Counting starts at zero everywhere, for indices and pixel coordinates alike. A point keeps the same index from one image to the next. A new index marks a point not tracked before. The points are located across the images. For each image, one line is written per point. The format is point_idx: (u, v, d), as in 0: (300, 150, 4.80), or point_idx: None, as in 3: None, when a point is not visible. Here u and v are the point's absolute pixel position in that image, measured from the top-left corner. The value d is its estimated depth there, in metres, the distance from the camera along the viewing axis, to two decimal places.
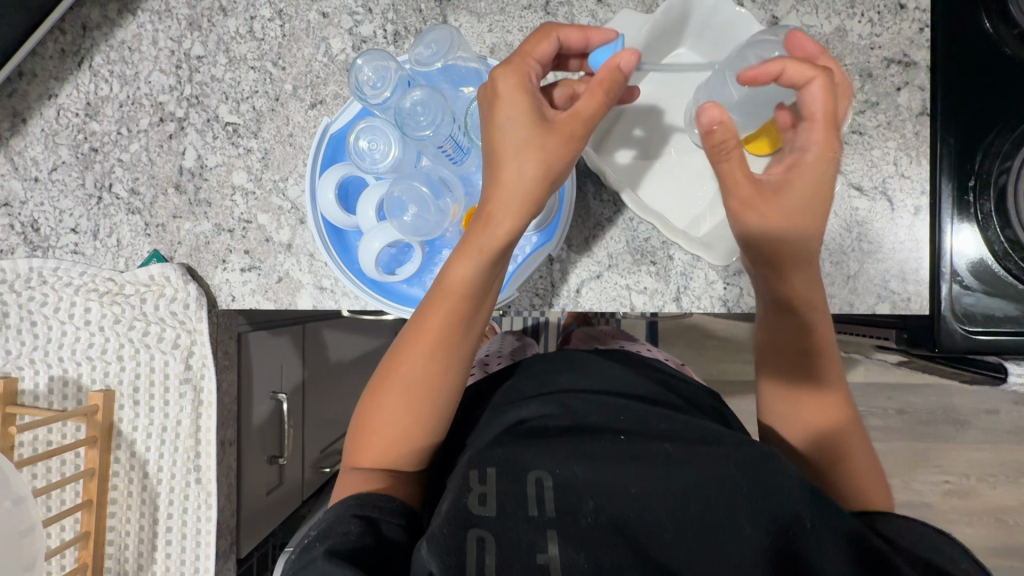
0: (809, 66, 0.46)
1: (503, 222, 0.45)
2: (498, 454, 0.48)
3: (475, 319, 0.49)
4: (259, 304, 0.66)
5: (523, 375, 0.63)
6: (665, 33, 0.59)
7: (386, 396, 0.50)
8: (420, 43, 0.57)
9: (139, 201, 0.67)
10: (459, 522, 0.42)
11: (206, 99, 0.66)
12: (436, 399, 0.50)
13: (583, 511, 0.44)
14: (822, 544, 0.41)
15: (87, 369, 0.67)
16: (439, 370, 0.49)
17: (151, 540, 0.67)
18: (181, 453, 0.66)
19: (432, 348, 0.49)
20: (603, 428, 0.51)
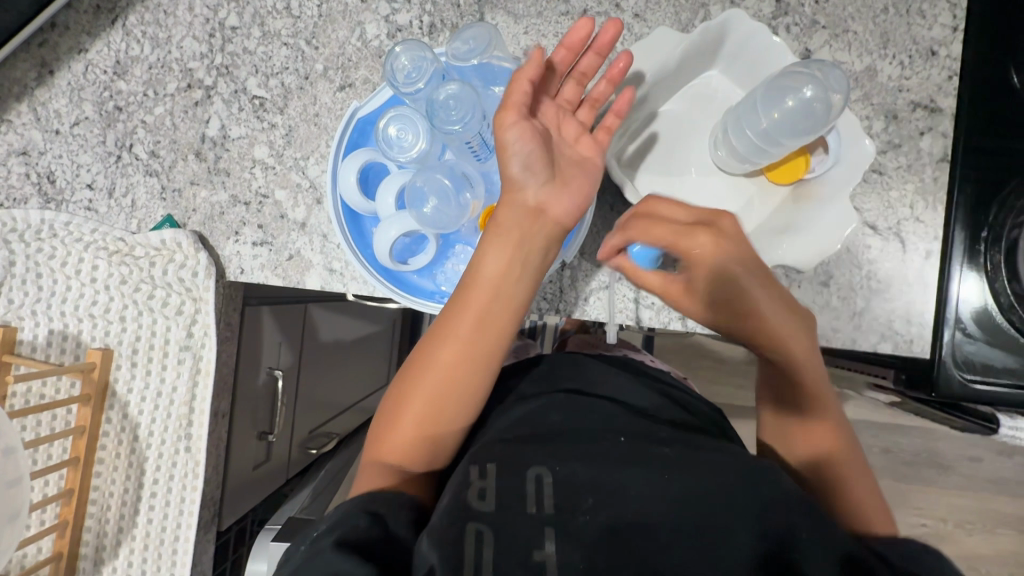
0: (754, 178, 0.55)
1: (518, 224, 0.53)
2: (499, 453, 0.50)
3: (504, 319, 0.53)
4: (267, 280, 0.66)
5: (530, 378, 0.64)
6: (699, 56, 0.59)
7: (414, 385, 0.53)
8: (457, 38, 0.57)
9: (158, 164, 0.67)
10: (459, 517, 0.44)
11: (235, 70, 0.66)
12: (464, 393, 0.52)
13: (582, 509, 0.44)
14: (820, 556, 0.40)
15: (88, 327, 0.67)
16: (470, 364, 0.52)
17: (135, 503, 0.67)
18: (174, 419, 0.66)
19: (466, 341, 0.52)
20: (603, 430, 0.52)
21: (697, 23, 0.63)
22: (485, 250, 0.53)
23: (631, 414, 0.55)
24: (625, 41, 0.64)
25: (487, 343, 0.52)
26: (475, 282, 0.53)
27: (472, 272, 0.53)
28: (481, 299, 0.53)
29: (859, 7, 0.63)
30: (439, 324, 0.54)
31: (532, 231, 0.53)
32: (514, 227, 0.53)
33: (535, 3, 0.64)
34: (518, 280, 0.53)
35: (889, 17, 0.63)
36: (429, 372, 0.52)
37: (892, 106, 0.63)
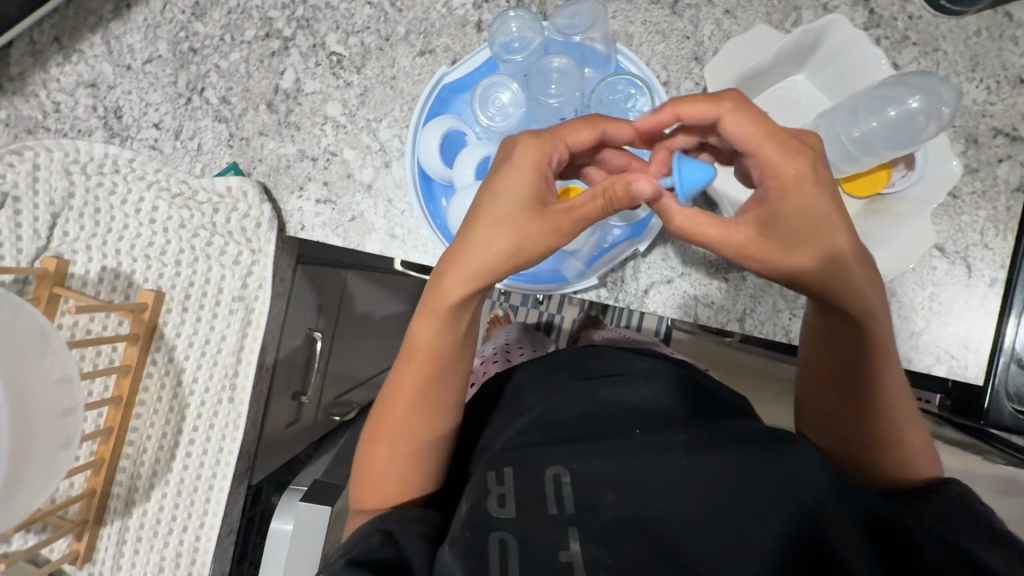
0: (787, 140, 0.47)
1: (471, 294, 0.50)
2: (515, 455, 0.49)
3: (452, 374, 0.53)
4: (327, 239, 0.65)
5: (558, 367, 0.61)
6: (792, 59, 0.58)
7: (381, 441, 0.53)
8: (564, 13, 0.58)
9: (228, 110, 0.66)
10: (480, 527, 0.44)
11: (316, 24, 0.65)
12: (430, 441, 0.54)
13: (603, 506, 0.43)
14: (853, 547, 0.37)
15: (141, 268, 0.68)
16: (428, 419, 0.53)
17: (173, 444, 0.67)
18: (220, 368, 0.66)
19: (415, 399, 0.53)
20: (621, 421, 0.50)
21: (788, 26, 0.63)
22: (428, 323, 0.51)
23: (649, 398, 0.53)
24: (712, 36, 0.63)
25: (437, 401, 0.53)
26: (417, 350, 0.52)
27: (412, 342, 0.52)
28: (426, 365, 0.52)
29: (952, 27, 0.62)
30: (392, 401, 0.53)
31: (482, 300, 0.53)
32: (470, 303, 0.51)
33: None
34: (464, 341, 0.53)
35: (981, 40, 0.62)
36: (392, 433, 0.53)
37: (973, 130, 0.62)
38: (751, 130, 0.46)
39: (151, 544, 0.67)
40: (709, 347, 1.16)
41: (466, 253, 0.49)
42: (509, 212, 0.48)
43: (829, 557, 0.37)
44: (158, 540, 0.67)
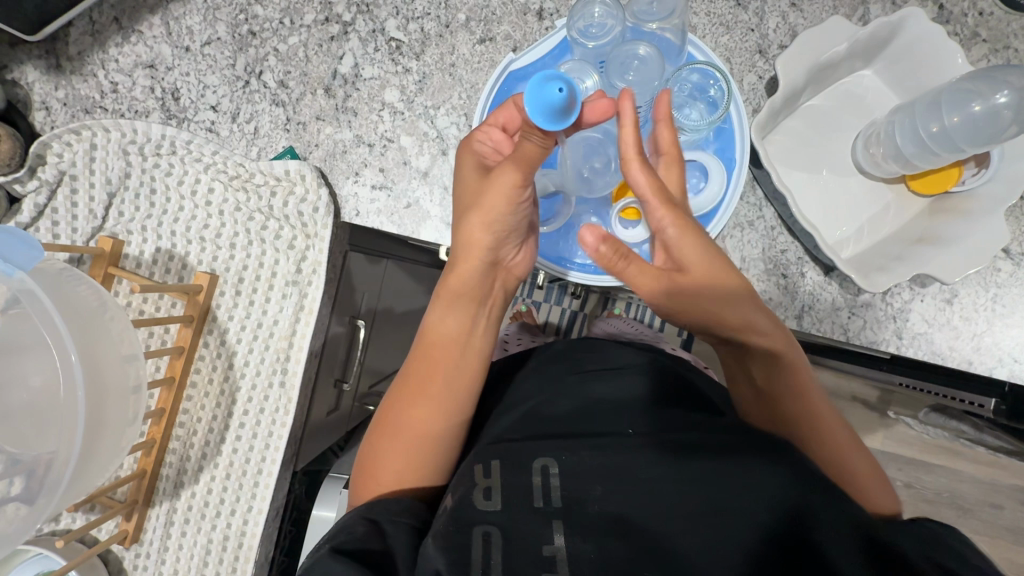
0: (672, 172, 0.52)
1: (464, 270, 0.54)
2: (506, 449, 0.49)
3: (460, 365, 0.55)
4: (381, 226, 0.64)
5: (550, 358, 0.61)
6: (864, 51, 0.58)
7: (386, 440, 0.54)
8: None
9: (285, 94, 0.65)
10: (464, 519, 0.43)
11: (376, 9, 0.65)
12: (441, 439, 0.53)
13: (591, 499, 0.43)
14: (840, 539, 0.36)
15: (196, 250, 0.73)
16: (439, 412, 0.53)
17: (221, 432, 0.69)
18: (272, 353, 0.69)
19: (423, 394, 0.54)
20: (612, 418, 0.50)
21: (855, 20, 0.62)
22: (439, 314, 0.55)
23: (640, 396, 0.52)
24: (777, 30, 0.62)
25: (447, 392, 0.54)
26: (428, 342, 0.55)
27: (426, 333, 0.56)
28: (435, 357, 0.55)
29: None
30: (402, 392, 0.55)
31: (492, 295, 0.56)
32: (466, 290, 0.55)
33: None
34: (472, 334, 0.56)
35: None
36: (401, 429, 0.53)
37: None
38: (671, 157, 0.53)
39: (197, 528, 0.68)
40: None
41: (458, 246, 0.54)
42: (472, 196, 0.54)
43: (809, 548, 0.36)
44: (205, 523, 0.68)
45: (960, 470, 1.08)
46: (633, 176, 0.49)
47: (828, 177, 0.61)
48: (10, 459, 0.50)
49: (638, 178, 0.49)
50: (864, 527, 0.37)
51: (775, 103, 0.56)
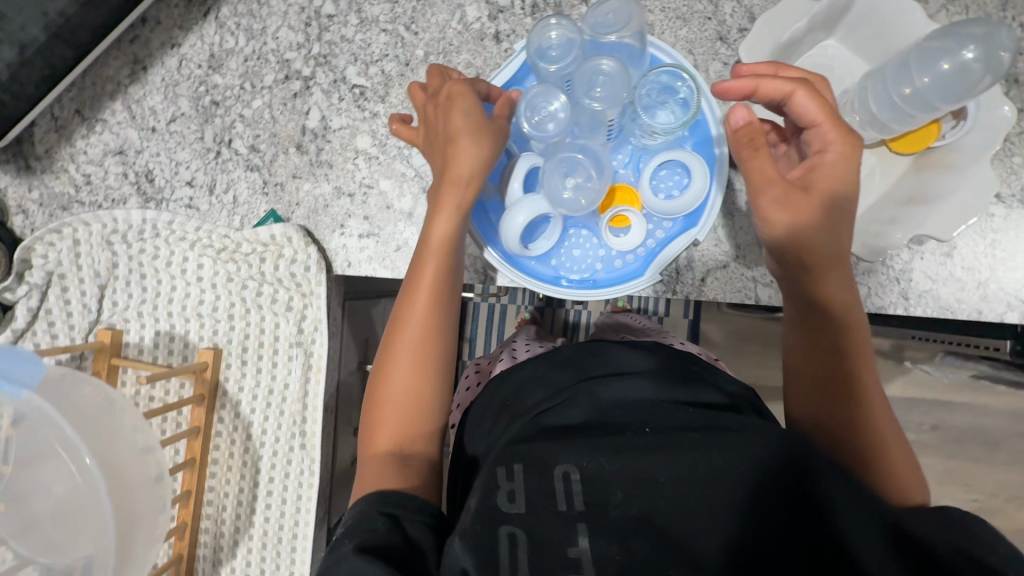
0: (785, 82, 0.49)
1: (465, 188, 0.52)
2: (525, 450, 0.46)
3: (453, 286, 0.55)
4: (375, 272, 0.64)
5: (553, 360, 0.58)
6: (825, 23, 0.58)
7: (394, 363, 0.53)
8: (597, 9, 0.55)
9: (258, 159, 0.65)
10: (489, 518, 0.42)
11: (334, 59, 0.65)
12: (438, 360, 0.54)
13: (613, 503, 0.42)
14: (854, 539, 0.37)
15: (195, 327, 0.67)
16: (437, 331, 0.53)
17: (250, 503, 0.69)
18: (288, 418, 0.67)
19: (428, 312, 0.53)
20: (629, 420, 0.48)
21: None
22: (437, 217, 0.52)
23: (655, 394, 0.50)
24: (734, 14, 0.62)
25: (443, 314, 0.54)
26: (427, 251, 0.53)
27: (424, 239, 0.53)
28: (432, 270, 0.53)
29: None
30: (402, 308, 0.54)
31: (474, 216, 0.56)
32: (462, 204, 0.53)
33: None
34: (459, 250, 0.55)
35: None
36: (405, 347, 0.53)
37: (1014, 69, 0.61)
38: (822, 102, 0.48)
39: None
40: (754, 322, 1.14)
41: (456, 163, 0.52)
42: (472, 129, 0.52)
43: (834, 553, 0.36)
44: None
45: (979, 409, 1.08)
46: (799, 105, 0.49)
47: None
48: (46, 568, 0.51)
49: (808, 107, 0.48)
50: (886, 524, 0.38)
51: None
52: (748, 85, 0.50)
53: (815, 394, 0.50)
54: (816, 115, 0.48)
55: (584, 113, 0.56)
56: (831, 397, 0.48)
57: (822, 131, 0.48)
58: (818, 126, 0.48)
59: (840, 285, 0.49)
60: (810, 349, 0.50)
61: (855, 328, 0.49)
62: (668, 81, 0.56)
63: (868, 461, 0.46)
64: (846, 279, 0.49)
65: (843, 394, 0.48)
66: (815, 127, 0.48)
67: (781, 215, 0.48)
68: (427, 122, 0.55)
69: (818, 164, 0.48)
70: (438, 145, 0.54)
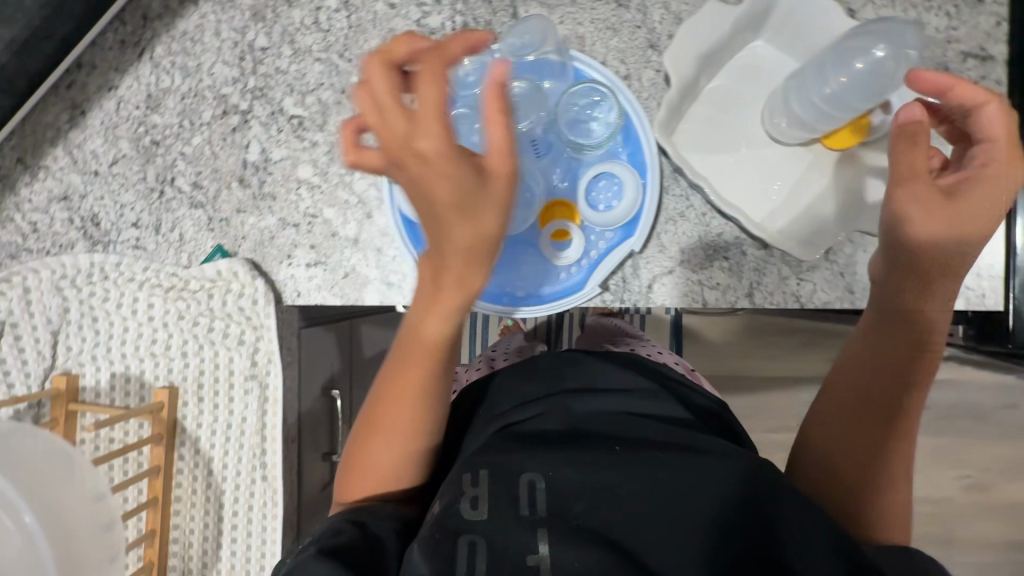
0: (982, 90, 0.49)
1: (472, 275, 0.43)
2: (492, 457, 0.47)
3: (449, 367, 0.51)
4: (325, 300, 0.64)
5: (530, 374, 0.59)
6: (749, 28, 0.58)
7: (376, 435, 0.52)
8: (513, 34, 0.57)
9: (202, 195, 0.65)
10: (450, 527, 0.42)
11: (270, 91, 0.65)
12: (425, 429, 0.52)
13: (573, 513, 0.43)
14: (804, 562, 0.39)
15: (150, 366, 0.67)
16: (426, 408, 0.51)
17: (215, 538, 0.68)
18: (247, 450, 0.66)
19: (416, 396, 0.51)
20: (602, 434, 0.49)
21: None
22: (427, 316, 0.47)
23: (629, 415, 0.52)
24: (663, 20, 0.63)
25: (434, 393, 0.51)
26: (419, 345, 0.49)
27: (416, 332, 0.48)
28: (421, 359, 0.49)
29: None
30: (386, 392, 0.51)
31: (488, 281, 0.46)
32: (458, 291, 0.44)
33: None
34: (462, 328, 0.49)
35: None
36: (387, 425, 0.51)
37: (943, 59, 0.62)
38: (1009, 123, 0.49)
39: None
40: None
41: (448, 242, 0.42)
42: (448, 193, 0.40)
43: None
44: None
45: None
46: (986, 120, 0.49)
47: (744, 151, 0.61)
48: None
49: (994, 122, 0.49)
50: (842, 549, 0.40)
51: (671, 99, 0.57)
52: (947, 81, 0.50)
53: (853, 433, 0.51)
54: (1000, 134, 0.49)
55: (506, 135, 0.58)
56: (861, 438, 0.50)
57: (1001, 148, 0.49)
58: (997, 143, 0.49)
59: (938, 307, 0.50)
60: (862, 386, 0.51)
61: (926, 366, 0.50)
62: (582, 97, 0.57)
63: (874, 502, 0.49)
64: (946, 298, 0.50)
65: (872, 419, 0.50)
66: (993, 142, 0.49)
67: (922, 211, 0.48)
68: (388, 152, 0.42)
69: (971, 187, 0.49)
70: (421, 213, 0.42)
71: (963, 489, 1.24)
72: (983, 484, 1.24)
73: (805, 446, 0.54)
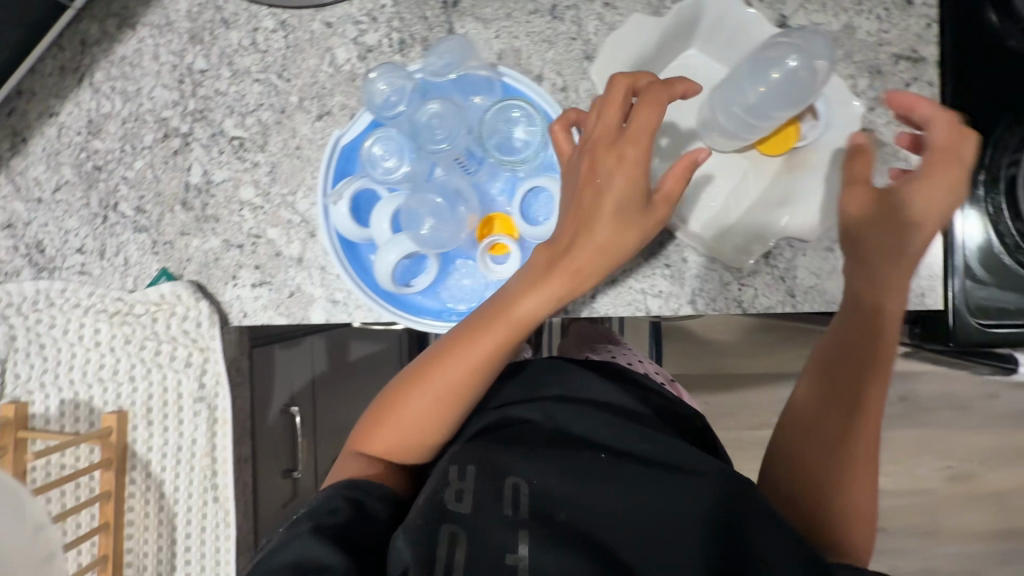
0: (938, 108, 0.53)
1: (574, 260, 0.50)
2: (483, 455, 0.49)
3: (515, 349, 0.52)
4: (271, 320, 0.64)
5: (518, 382, 0.61)
6: (676, 37, 0.58)
7: (421, 390, 0.52)
8: (433, 54, 0.59)
9: (145, 219, 0.66)
10: (434, 515, 0.43)
11: (210, 113, 0.65)
12: (464, 404, 0.53)
13: (556, 518, 0.44)
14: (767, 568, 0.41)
15: (99, 392, 0.67)
16: (479, 381, 0.52)
17: (170, 560, 0.68)
18: (198, 472, 0.66)
19: (482, 364, 0.51)
20: (584, 444, 0.51)
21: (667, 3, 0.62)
22: (530, 291, 0.49)
23: (610, 421, 0.53)
24: (598, 31, 0.63)
25: (488, 371, 0.52)
26: (506, 312, 0.50)
27: (507, 301, 0.50)
28: (504, 330, 0.50)
29: None
30: (447, 350, 0.52)
31: None
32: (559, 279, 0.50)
33: (502, 6, 0.63)
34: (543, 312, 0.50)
35: None
36: (438, 380, 0.51)
37: (875, 61, 0.62)
38: (956, 141, 0.53)
39: None
40: None
41: None
42: None
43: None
44: None
45: None
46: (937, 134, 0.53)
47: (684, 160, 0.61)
48: None
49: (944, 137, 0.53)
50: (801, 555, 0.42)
51: None
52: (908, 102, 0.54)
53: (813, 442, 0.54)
54: (951, 146, 0.53)
55: (432, 155, 0.59)
56: (828, 448, 0.53)
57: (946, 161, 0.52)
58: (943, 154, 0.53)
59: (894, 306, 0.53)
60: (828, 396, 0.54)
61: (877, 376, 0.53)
62: (504, 113, 0.58)
63: (839, 511, 0.52)
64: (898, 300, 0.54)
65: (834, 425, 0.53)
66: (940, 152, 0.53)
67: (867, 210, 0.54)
68: None
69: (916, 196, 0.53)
70: None
71: (945, 479, 1.24)
72: (963, 474, 1.24)
73: (775, 455, 0.57)
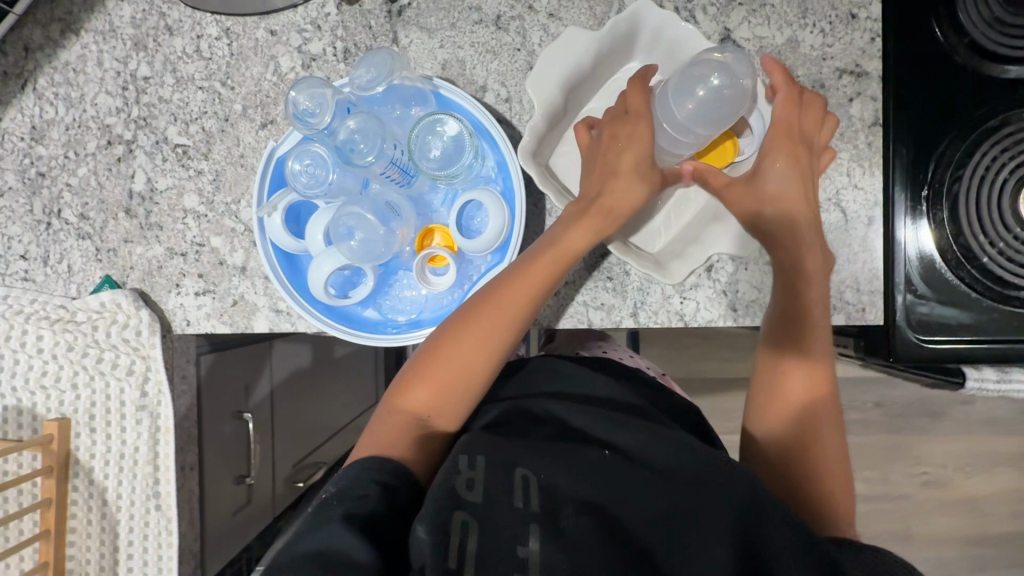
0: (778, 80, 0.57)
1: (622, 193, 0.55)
2: (488, 442, 0.45)
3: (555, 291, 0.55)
4: (215, 329, 0.64)
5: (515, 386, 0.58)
6: (614, 51, 0.59)
7: (464, 334, 0.52)
8: (361, 67, 0.57)
9: (89, 226, 0.65)
10: (444, 502, 0.40)
11: (154, 121, 0.65)
12: (501, 351, 0.53)
13: (567, 511, 0.41)
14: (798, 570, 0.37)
15: (42, 399, 0.67)
16: (524, 319, 0.53)
17: (112, 567, 0.68)
18: (140, 479, 0.67)
19: (529, 299, 0.53)
20: (585, 438, 0.48)
21: (611, 15, 0.62)
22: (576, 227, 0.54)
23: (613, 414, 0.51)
24: (543, 42, 0.63)
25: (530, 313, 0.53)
26: (555, 248, 0.53)
27: (558, 240, 0.54)
28: (552, 263, 0.53)
29: None
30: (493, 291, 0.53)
31: None
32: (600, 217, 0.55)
33: (447, 15, 0.63)
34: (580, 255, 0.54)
35: None
36: (485, 315, 0.52)
37: (818, 75, 0.63)
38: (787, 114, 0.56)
39: None
40: None
41: None
42: None
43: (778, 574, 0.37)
44: None
45: None
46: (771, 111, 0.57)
47: None
48: None
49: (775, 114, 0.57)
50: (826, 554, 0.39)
51: (536, 125, 0.56)
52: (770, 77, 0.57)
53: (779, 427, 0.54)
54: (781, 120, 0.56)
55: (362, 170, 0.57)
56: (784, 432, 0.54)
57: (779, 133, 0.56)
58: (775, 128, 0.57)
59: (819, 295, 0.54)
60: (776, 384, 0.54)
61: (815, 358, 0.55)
62: (432, 127, 0.57)
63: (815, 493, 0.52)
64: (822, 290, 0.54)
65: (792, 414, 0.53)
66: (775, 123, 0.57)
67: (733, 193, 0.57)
68: None
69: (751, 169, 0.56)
70: None
71: (918, 485, 1.24)
72: (937, 479, 1.24)
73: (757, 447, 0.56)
